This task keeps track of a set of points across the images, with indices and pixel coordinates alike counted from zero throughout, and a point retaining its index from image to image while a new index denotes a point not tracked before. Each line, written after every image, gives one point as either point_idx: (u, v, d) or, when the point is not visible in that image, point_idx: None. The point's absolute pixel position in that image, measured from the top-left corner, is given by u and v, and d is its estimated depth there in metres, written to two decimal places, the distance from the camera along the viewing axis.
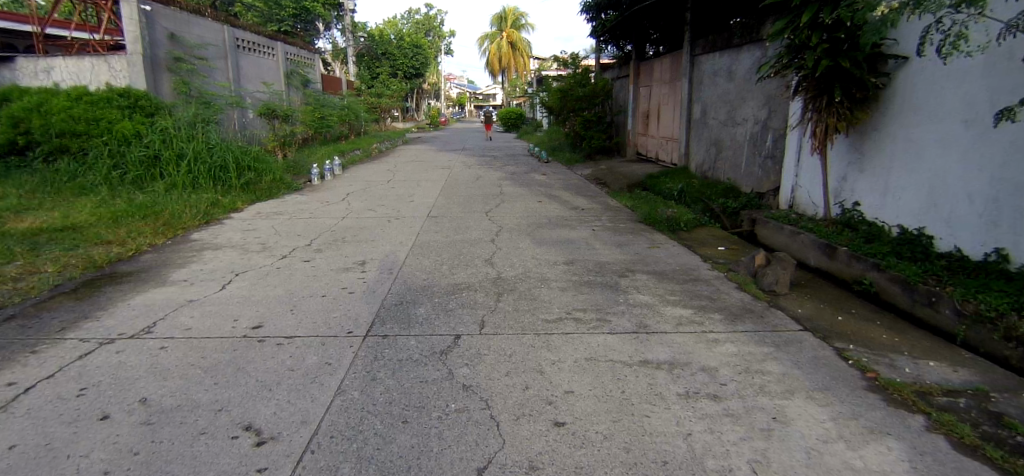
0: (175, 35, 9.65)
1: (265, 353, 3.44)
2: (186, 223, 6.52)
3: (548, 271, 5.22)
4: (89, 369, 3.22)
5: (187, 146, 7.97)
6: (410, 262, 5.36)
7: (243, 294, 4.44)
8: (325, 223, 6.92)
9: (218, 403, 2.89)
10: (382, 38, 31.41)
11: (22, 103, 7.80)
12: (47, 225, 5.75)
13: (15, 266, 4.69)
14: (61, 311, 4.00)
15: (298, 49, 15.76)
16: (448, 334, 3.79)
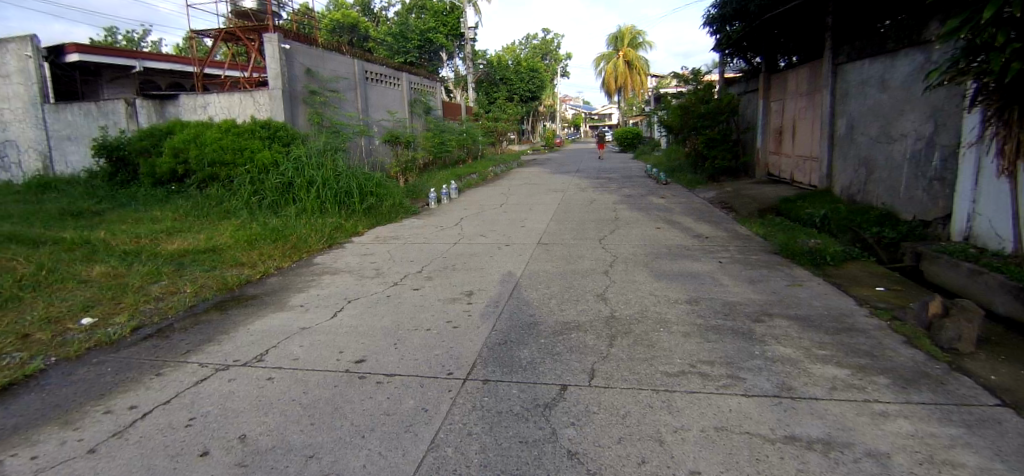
0: (312, 70, 10.56)
1: (364, 391, 3.02)
2: (311, 246, 6.88)
3: (668, 311, 4.60)
4: (203, 395, 2.94)
5: (317, 172, 8.48)
6: (518, 294, 4.99)
7: (351, 323, 4.16)
8: (438, 249, 6.93)
9: (310, 448, 2.51)
10: (500, 63, 32.44)
11: (184, 135, 8.92)
12: (193, 247, 6.31)
13: (160, 286, 4.95)
14: (192, 333, 3.94)
15: (422, 79, 16.64)
16: (553, 383, 3.23)
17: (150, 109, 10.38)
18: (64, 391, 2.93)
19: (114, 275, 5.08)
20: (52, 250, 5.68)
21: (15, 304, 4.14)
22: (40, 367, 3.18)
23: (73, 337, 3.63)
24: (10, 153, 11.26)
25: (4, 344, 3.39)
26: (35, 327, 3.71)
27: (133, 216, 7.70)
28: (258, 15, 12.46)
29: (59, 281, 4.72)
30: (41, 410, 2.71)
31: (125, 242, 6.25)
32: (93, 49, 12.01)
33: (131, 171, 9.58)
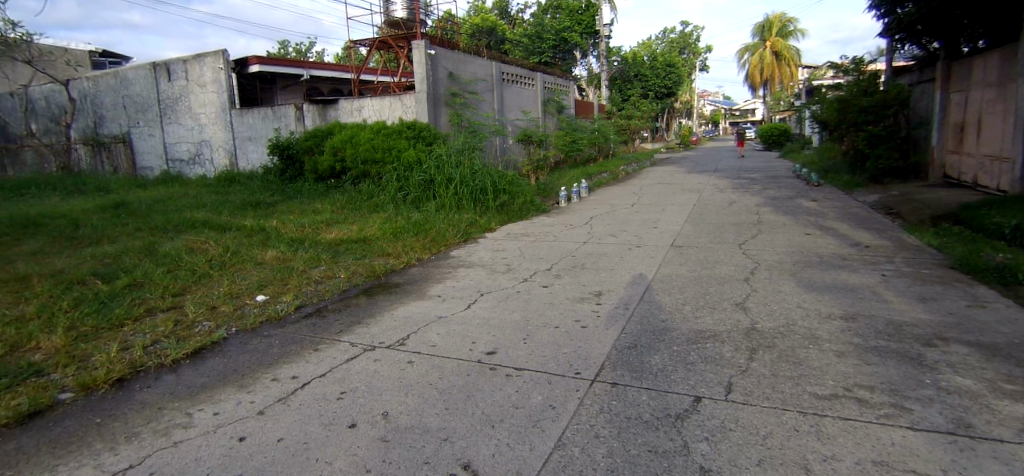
0: (453, 74, 11.20)
1: (495, 382, 3.12)
2: (448, 240, 7.26)
3: (818, 327, 4.14)
4: (352, 372, 3.21)
5: (455, 171, 8.94)
6: (650, 297, 4.81)
7: (484, 315, 4.32)
8: (567, 248, 6.92)
9: (444, 432, 2.64)
10: (635, 60, 31.69)
11: (342, 136, 9.92)
12: (347, 237, 6.99)
13: (320, 271, 5.54)
14: (345, 314, 4.36)
15: (556, 78, 16.88)
16: (686, 393, 3.08)
17: (313, 112, 11.54)
18: (242, 357, 3.39)
19: (283, 259, 5.77)
20: (238, 235, 6.61)
21: (208, 279, 4.90)
22: (224, 335, 3.70)
23: (251, 311, 4.20)
24: (205, 152, 13.18)
25: (199, 313, 4.03)
26: (223, 301, 4.35)
27: (299, 208, 8.74)
28: (407, 24, 13.39)
29: (240, 262, 5.49)
30: (224, 371, 3.19)
31: (294, 231, 7.07)
32: (271, 61, 13.80)
33: (298, 168, 10.81)
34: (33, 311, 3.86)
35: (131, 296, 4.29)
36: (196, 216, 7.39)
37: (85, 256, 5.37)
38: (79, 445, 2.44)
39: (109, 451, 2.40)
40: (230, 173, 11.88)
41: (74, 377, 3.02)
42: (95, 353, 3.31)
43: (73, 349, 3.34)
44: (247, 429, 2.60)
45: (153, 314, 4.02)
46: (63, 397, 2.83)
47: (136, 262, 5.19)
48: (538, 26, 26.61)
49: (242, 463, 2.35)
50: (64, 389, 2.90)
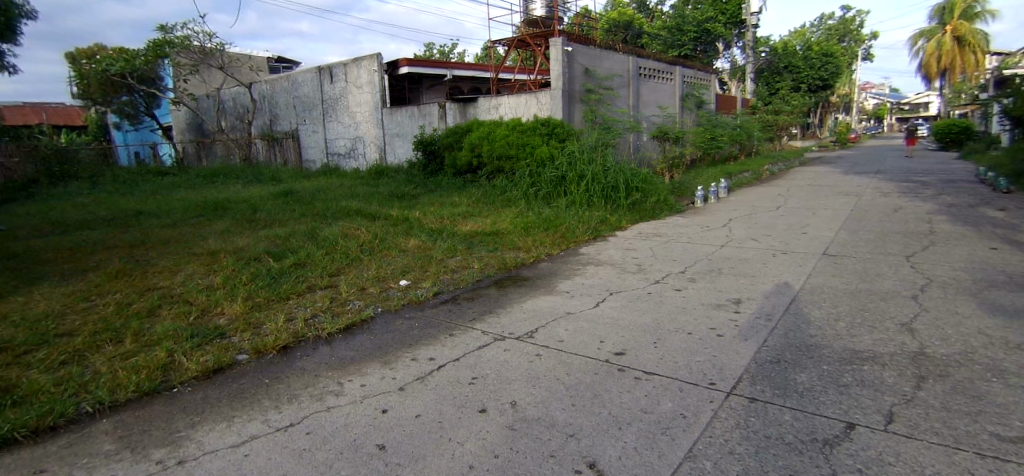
0: (589, 69, 11.32)
1: (623, 384, 3.06)
2: (578, 237, 6.81)
3: (1006, 359, 3.48)
4: (483, 360, 3.31)
5: (587, 167, 8.73)
6: (797, 310, 4.35)
7: (613, 315, 4.13)
8: (705, 250, 6.30)
9: (571, 427, 2.64)
10: (786, 49, 28.74)
11: (480, 133, 10.34)
12: (482, 230, 6.96)
13: (456, 261, 5.60)
14: (477, 303, 4.39)
15: (696, 72, 16.23)
16: (836, 418, 2.78)
17: (455, 111, 12.02)
18: (386, 336, 3.67)
19: (424, 248, 5.97)
20: (385, 223, 7.12)
21: (359, 263, 5.32)
22: (371, 314, 4.03)
23: (395, 294, 4.50)
24: (358, 147, 14.30)
25: (351, 293, 4.42)
26: (371, 283, 4.71)
27: (438, 200, 9.25)
28: (546, 21, 13.45)
29: (386, 248, 5.84)
30: (370, 347, 3.47)
31: (434, 222, 7.39)
32: (418, 62, 14.66)
33: (439, 163, 11.54)
34: (221, 281, 4.53)
35: (296, 274, 4.84)
36: (350, 206, 8.15)
37: (264, 237, 6.18)
38: (251, 400, 2.81)
39: (275, 409, 2.74)
40: (380, 167, 12.83)
41: (250, 341, 3.47)
42: (267, 322, 3.77)
43: (250, 317, 3.85)
44: (386, 402, 2.81)
45: (313, 291, 4.50)
46: (241, 358, 3.27)
47: (302, 244, 5.83)
48: (679, 18, 24.83)
49: (382, 433, 2.55)
50: (242, 352, 3.35)
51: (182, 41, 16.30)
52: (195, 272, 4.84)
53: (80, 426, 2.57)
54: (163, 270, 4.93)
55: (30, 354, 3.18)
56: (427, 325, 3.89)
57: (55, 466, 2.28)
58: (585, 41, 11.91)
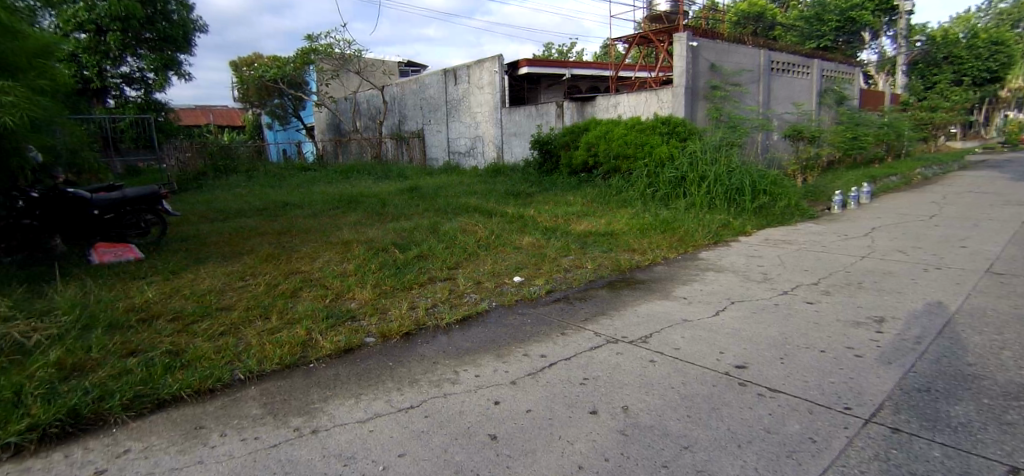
0: (715, 65, 10.93)
1: (744, 400, 2.87)
2: (697, 240, 6.41)
3: None
4: (594, 361, 3.27)
5: (710, 168, 8.24)
6: (956, 335, 3.77)
7: (734, 326, 3.86)
8: (842, 261, 5.71)
9: (686, 439, 2.52)
10: (950, 37, 24.98)
11: (597, 132, 10.36)
12: (596, 230, 6.79)
13: (570, 259, 5.53)
14: (589, 303, 4.32)
15: (837, 65, 14.91)
16: (995, 460, 2.32)
17: (573, 109, 12.15)
18: (500, 330, 3.76)
19: (538, 246, 5.98)
20: (501, 220, 7.29)
21: (475, 257, 5.49)
22: (486, 307, 4.16)
23: (509, 289, 4.58)
24: (478, 146, 14.88)
25: (468, 286, 4.59)
26: (486, 277, 4.84)
27: (553, 199, 9.33)
28: (670, 16, 13.35)
29: (501, 245, 5.96)
30: (485, 340, 3.57)
31: (548, 220, 7.40)
32: (540, 64, 14.87)
33: (555, 162, 11.67)
34: (353, 269, 4.94)
35: (419, 265, 5.13)
36: (469, 202, 8.49)
37: (392, 229, 6.63)
38: (375, 380, 3.02)
39: (396, 390, 2.91)
40: (497, 166, 13.32)
41: (376, 326, 3.74)
42: (391, 308, 4.05)
43: (377, 303, 4.16)
44: (496, 394, 2.88)
45: (433, 282, 4.74)
46: (368, 340, 3.53)
47: (424, 237, 6.17)
48: (818, 5, 21.04)
49: (491, 424, 2.61)
50: (369, 335, 3.61)
51: (326, 49, 17.72)
52: (331, 259, 5.32)
53: (233, 391, 2.92)
54: (304, 255, 5.48)
55: (198, 323, 3.70)
56: (539, 322, 3.90)
57: (212, 424, 2.62)
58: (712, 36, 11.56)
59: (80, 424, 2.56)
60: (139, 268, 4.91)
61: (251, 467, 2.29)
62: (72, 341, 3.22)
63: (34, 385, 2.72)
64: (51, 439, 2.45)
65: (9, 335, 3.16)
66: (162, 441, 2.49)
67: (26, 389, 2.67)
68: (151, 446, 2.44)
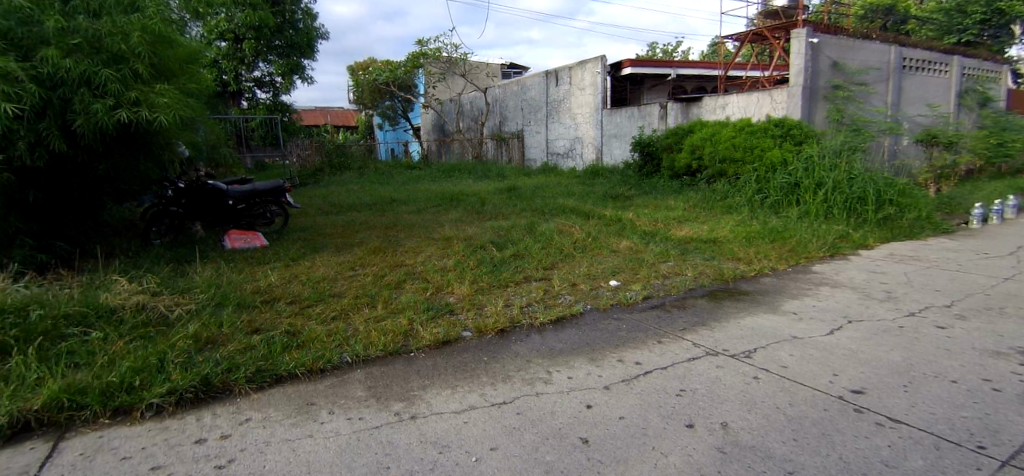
0: (837, 63, 10.21)
1: (860, 429, 2.61)
2: (810, 251, 5.92)
3: None
4: (693, 373, 3.14)
5: (829, 174, 7.65)
6: None
7: (850, 347, 3.54)
8: (984, 283, 5.04)
9: (791, 464, 2.31)
10: None
11: (702, 134, 10.01)
12: (698, 235, 6.49)
13: (669, 266, 5.32)
14: (689, 312, 4.15)
15: (982, 62, 13.27)
16: None
17: (676, 110, 11.79)
18: (594, 334, 3.73)
19: (636, 250, 5.84)
20: (598, 222, 7.19)
21: (572, 259, 5.47)
22: (581, 310, 4.13)
23: (604, 293, 4.52)
24: (577, 147, 14.78)
25: (563, 288, 4.59)
26: (582, 280, 4.81)
27: (653, 203, 9.09)
28: (787, 11, 12.74)
29: (598, 248, 5.90)
30: (579, 343, 3.55)
31: (647, 224, 7.17)
32: (646, 63, 14.48)
33: (655, 165, 11.36)
34: (452, 264, 5.11)
35: (515, 264, 5.21)
36: (567, 204, 8.50)
37: (489, 228, 6.78)
38: (472, 374, 3.10)
39: (490, 385, 2.97)
40: (596, 167, 13.22)
41: (472, 321, 3.84)
42: (487, 305, 4.14)
43: (474, 298, 4.27)
44: (587, 398, 2.85)
45: (528, 281, 4.79)
46: (465, 334, 3.63)
47: (522, 237, 6.25)
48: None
49: (582, 428, 2.58)
50: (466, 329, 3.71)
51: (434, 52, 18.87)
52: (433, 254, 5.54)
53: (341, 372, 3.12)
54: (408, 249, 5.76)
55: (313, 307, 4.00)
56: (634, 328, 3.81)
57: (322, 401, 2.81)
58: (835, 31, 10.79)
59: (211, 391, 2.85)
60: (262, 254, 5.39)
61: (356, 446, 2.42)
62: (206, 316, 3.60)
63: (175, 353, 3.07)
64: (187, 403, 2.76)
65: (158, 307, 3.60)
66: (277, 414, 2.70)
67: (170, 356, 3.02)
68: (269, 417, 2.67)
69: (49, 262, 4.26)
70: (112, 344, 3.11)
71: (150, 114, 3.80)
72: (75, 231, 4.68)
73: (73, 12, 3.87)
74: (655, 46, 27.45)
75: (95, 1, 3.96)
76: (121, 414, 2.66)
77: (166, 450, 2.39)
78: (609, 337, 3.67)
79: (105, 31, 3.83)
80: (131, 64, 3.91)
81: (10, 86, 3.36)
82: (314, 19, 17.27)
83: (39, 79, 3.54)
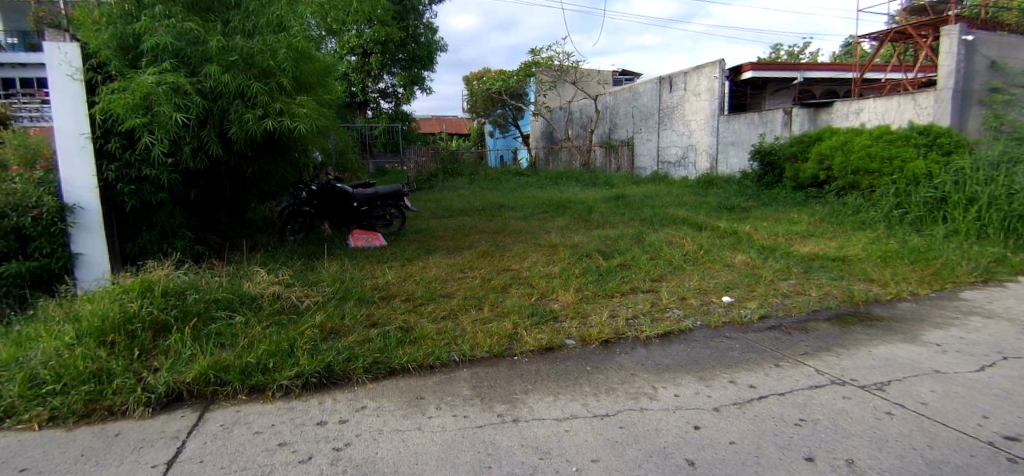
0: (997, 62, 9.04)
1: None
2: (959, 276, 5.23)
3: None
4: (814, 402, 2.90)
5: (983, 188, 6.75)
6: None
7: (1008, 389, 3.07)
8: None
9: None
10: None
11: (833, 143, 9.32)
12: (824, 253, 5.99)
13: (790, 285, 4.96)
14: (812, 336, 3.85)
15: None
16: None
17: (804, 116, 11.20)
18: (705, 352, 3.58)
19: (753, 266, 5.51)
20: (712, 235, 6.88)
21: (682, 272, 5.28)
22: (690, 326, 3.98)
23: (716, 310, 4.32)
24: (690, 155, 14.31)
25: (671, 301, 4.45)
26: (693, 294, 4.63)
27: (773, 215, 8.55)
28: (936, 6, 11.60)
29: (710, 261, 5.64)
30: (689, 360, 3.43)
31: (767, 238, 6.73)
32: (765, 65, 13.35)
33: (777, 175, 10.72)
34: (558, 271, 5.15)
35: (622, 274, 5.13)
36: (678, 214, 8.25)
37: (596, 237, 6.77)
38: (575, 383, 3.09)
39: (593, 396, 2.95)
40: (710, 177, 12.70)
41: (577, 329, 3.84)
42: (592, 314, 4.11)
43: (579, 307, 4.27)
44: (692, 418, 2.73)
45: (636, 292, 4.69)
46: (569, 342, 3.64)
47: (630, 247, 6.16)
48: None
49: (686, 448, 2.47)
50: (571, 337, 3.72)
51: (547, 61, 18.79)
52: (539, 260, 5.62)
53: (449, 370, 3.24)
54: (515, 255, 5.88)
55: (425, 306, 4.21)
56: (750, 350, 3.61)
57: (430, 396, 2.94)
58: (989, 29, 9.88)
59: (332, 378, 3.08)
60: (382, 253, 5.77)
61: (461, 442, 2.50)
62: (332, 309, 3.92)
63: (304, 340, 3.36)
64: (310, 387, 3.00)
65: (289, 297, 3.97)
66: (390, 404, 2.86)
67: (299, 343, 3.30)
68: (383, 406, 2.84)
69: (204, 251, 4.83)
70: (252, 328, 3.47)
71: (291, 123, 4.21)
72: (224, 225, 5.28)
73: (232, 32, 4.36)
74: (780, 46, 25.29)
75: (250, 23, 4.43)
76: (256, 392, 2.96)
77: (292, 428, 2.62)
78: (719, 356, 3.51)
79: (257, 49, 4.28)
80: (277, 78, 4.36)
81: (180, 99, 3.87)
82: (434, 33, 18.26)
83: (202, 91, 4.03)
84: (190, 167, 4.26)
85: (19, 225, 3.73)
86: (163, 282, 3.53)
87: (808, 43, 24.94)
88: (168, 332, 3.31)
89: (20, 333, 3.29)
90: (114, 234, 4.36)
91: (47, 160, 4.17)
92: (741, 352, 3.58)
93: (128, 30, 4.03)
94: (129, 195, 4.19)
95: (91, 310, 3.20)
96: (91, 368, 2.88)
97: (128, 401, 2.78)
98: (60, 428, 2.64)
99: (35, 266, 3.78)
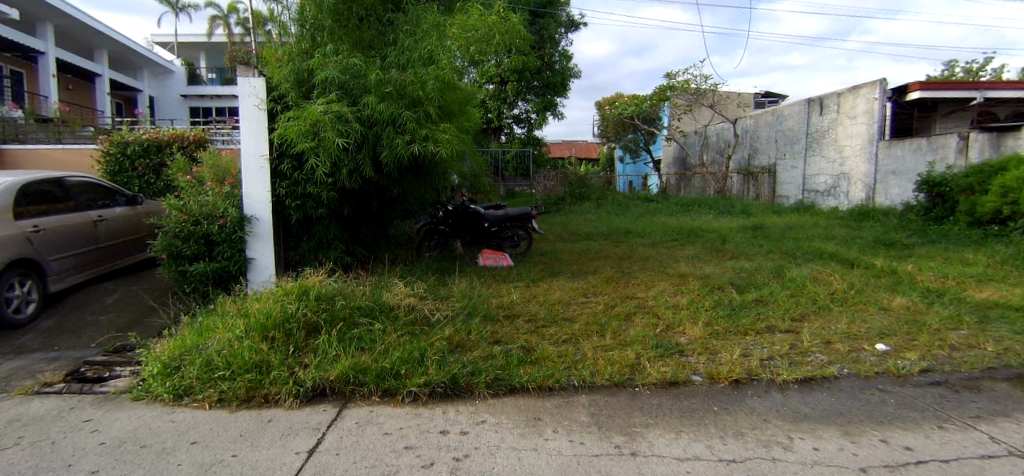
0: None
1: None
2: None
3: None
4: (988, 474, 2.44)
5: None
6: None
7: None
8: None
9: None
10: None
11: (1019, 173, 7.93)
12: (1007, 300, 5.10)
13: (962, 336, 4.28)
14: (987, 398, 3.27)
15: None
16: None
17: (984, 141, 9.86)
18: (852, 403, 3.21)
19: (916, 312, 4.84)
20: (866, 273, 6.18)
21: (828, 313, 4.80)
22: (836, 373, 3.60)
23: (869, 358, 3.86)
24: (842, 184, 13.04)
25: (815, 345, 4.06)
26: (840, 338, 4.18)
27: (945, 254, 7.44)
28: None
29: (863, 303, 5.06)
30: (832, 411, 3.11)
31: (934, 280, 5.89)
32: (933, 86, 11.68)
33: (948, 208, 9.35)
34: (686, 303, 4.96)
35: (757, 310, 4.79)
36: (826, 248, 7.54)
37: (730, 268, 6.40)
38: (699, 422, 2.94)
39: (719, 439, 2.76)
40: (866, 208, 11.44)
41: (705, 365, 3.66)
42: (722, 351, 3.88)
43: (708, 342, 4.05)
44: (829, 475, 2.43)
45: (773, 332, 4.34)
46: (695, 379, 3.48)
47: (767, 282, 5.75)
48: None
49: None
50: (697, 373, 3.55)
51: (683, 85, 17.94)
52: (666, 289, 5.45)
53: (567, 394, 3.25)
54: (641, 283, 5.75)
55: (547, 328, 4.26)
56: (907, 408, 3.15)
57: (547, 419, 2.96)
58: None
59: (456, 389, 3.23)
60: (507, 274, 5.95)
61: (576, 468, 2.46)
62: (460, 323, 4.12)
63: (433, 351, 3.56)
64: (436, 396, 3.17)
65: (422, 309, 4.24)
66: (508, 422, 2.92)
67: (429, 353, 3.52)
68: (500, 423, 2.91)
69: (352, 262, 5.31)
70: (388, 336, 3.75)
71: (432, 147, 4.53)
72: (370, 239, 5.78)
73: (388, 66, 4.83)
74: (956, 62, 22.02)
75: (404, 57, 4.85)
76: (387, 396, 3.19)
77: (417, 434, 2.77)
78: (868, 410, 3.12)
79: (409, 80, 4.67)
80: (423, 107, 4.73)
81: (341, 125, 4.36)
82: (568, 60, 18.88)
83: (361, 119, 4.52)
84: (345, 186, 4.76)
85: (208, 231, 4.45)
86: (316, 287, 3.95)
87: (993, 57, 21.37)
88: (317, 333, 3.69)
89: (201, 323, 3.87)
90: (280, 243, 4.99)
91: (233, 177, 4.94)
92: (895, 408, 3.15)
93: (303, 66, 4.65)
94: (294, 209, 4.78)
95: (258, 308, 3.68)
96: (254, 360, 3.30)
97: (281, 392, 3.13)
98: (225, 409, 3.06)
99: (217, 267, 4.46)
